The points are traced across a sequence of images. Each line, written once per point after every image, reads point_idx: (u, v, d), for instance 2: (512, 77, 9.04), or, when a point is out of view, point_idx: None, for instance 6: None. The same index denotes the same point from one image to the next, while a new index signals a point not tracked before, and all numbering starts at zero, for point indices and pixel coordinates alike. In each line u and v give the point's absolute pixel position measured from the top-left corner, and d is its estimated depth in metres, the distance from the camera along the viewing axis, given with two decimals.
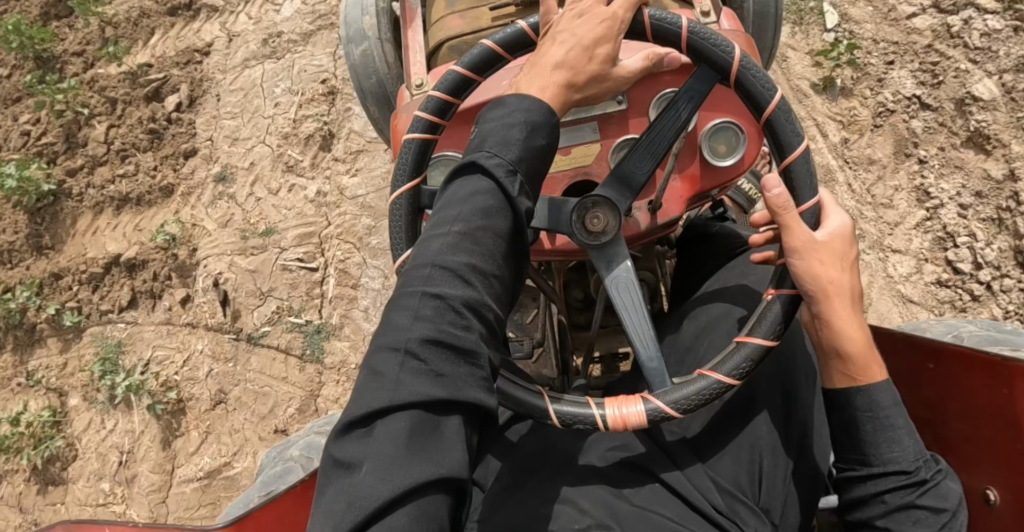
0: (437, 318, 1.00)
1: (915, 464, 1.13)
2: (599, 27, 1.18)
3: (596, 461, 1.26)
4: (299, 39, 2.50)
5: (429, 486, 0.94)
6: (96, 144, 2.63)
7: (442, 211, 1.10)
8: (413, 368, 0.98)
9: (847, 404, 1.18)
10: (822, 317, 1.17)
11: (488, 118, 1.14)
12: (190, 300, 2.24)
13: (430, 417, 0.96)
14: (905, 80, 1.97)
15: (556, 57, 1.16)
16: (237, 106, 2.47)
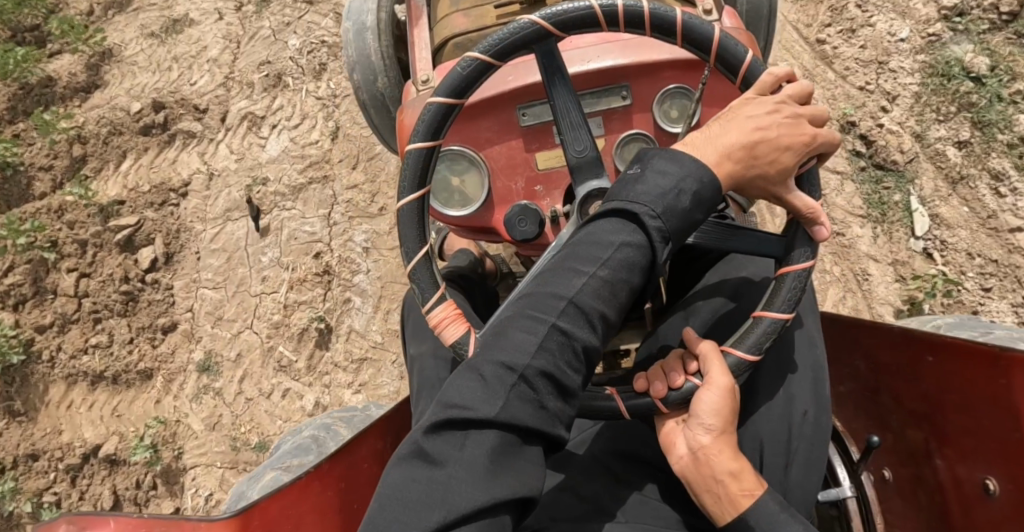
0: (554, 348, 0.98)
1: None
2: (792, 134, 1.07)
3: (608, 456, 1.28)
4: (288, 193, 2.16)
5: (502, 509, 0.92)
6: (66, 300, 2.36)
7: (578, 247, 1.04)
8: (522, 392, 0.95)
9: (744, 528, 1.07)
10: (703, 451, 1.09)
11: (653, 168, 1.03)
12: (178, 514, 2.02)
13: (520, 442, 0.95)
14: (1005, 316, 1.69)
15: (738, 142, 1.05)
16: (219, 274, 2.16)
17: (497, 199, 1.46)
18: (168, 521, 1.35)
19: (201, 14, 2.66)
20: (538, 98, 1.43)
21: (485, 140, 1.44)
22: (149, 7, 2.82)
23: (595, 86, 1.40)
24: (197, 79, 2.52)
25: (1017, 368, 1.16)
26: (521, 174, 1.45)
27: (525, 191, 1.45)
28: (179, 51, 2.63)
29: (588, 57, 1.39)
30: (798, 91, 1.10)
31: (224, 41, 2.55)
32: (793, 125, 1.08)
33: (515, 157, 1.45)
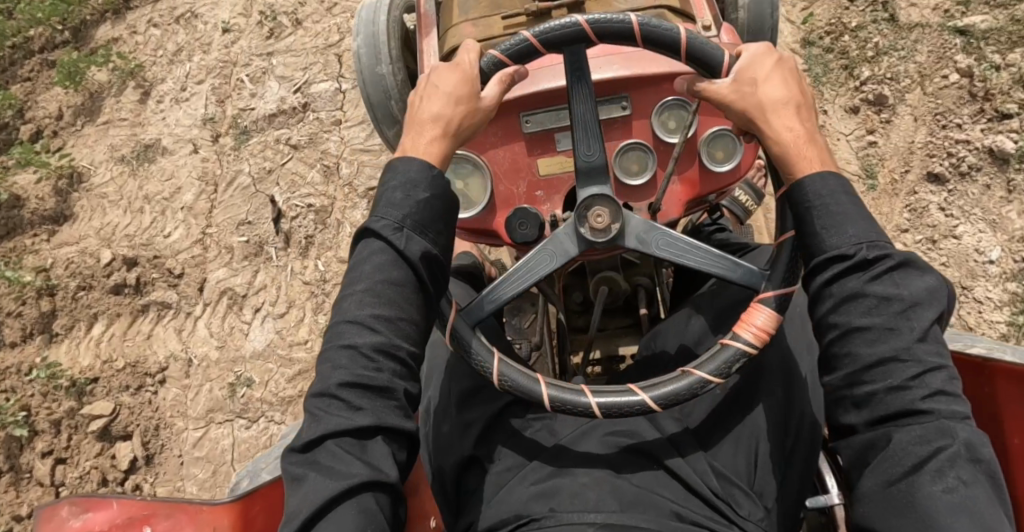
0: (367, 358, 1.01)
1: (857, 245, 0.97)
2: (457, 80, 1.13)
3: (595, 448, 1.11)
4: (278, 404, 1.95)
5: (360, 498, 0.92)
6: (41, 491, 1.98)
7: (350, 275, 1.06)
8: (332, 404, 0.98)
9: (800, 198, 1.03)
10: (774, 140, 1.05)
11: (387, 183, 1.06)
12: None
13: (352, 441, 0.95)
14: None
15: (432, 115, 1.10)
16: (205, 488, 1.94)
17: (498, 203, 1.44)
18: (172, 502, 1.31)
19: (175, 143, 2.38)
20: (545, 108, 1.42)
21: (489, 145, 1.43)
22: (120, 123, 2.55)
23: (598, 96, 1.40)
24: (170, 230, 2.25)
25: (1001, 375, 1.21)
26: (526, 177, 1.44)
27: (526, 194, 1.43)
28: (150, 189, 2.35)
29: (592, 67, 1.39)
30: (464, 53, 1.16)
31: (200, 183, 2.26)
32: (466, 81, 1.13)
33: (519, 162, 1.43)
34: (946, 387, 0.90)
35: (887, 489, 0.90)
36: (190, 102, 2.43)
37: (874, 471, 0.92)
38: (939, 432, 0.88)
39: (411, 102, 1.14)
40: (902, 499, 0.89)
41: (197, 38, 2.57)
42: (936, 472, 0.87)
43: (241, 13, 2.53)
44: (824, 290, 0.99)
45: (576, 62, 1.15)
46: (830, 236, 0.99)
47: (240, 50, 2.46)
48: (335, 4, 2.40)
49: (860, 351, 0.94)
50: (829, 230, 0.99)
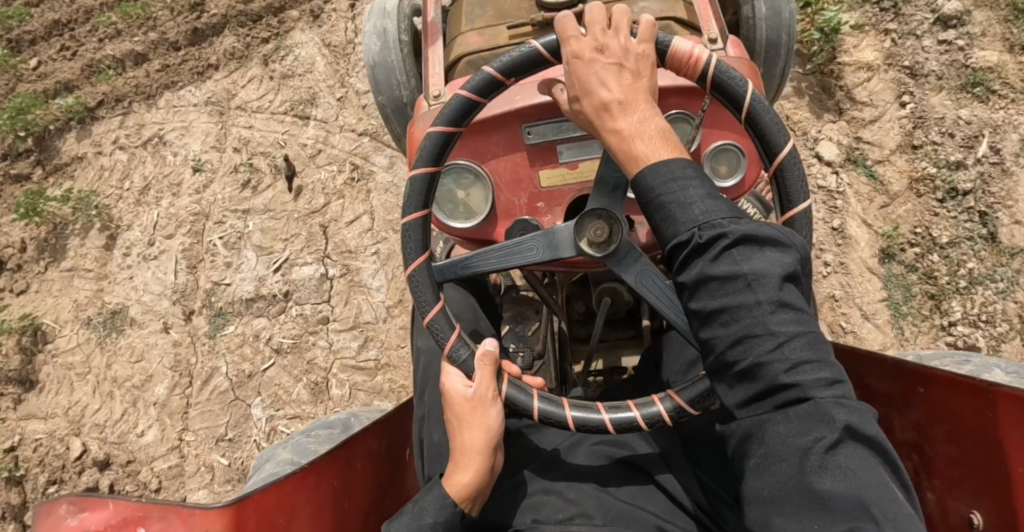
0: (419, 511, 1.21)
1: (692, 230, 0.98)
2: (461, 409, 1.24)
3: (588, 458, 1.35)
4: None
5: None
6: None
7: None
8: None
9: (645, 189, 1.03)
10: (617, 134, 1.07)
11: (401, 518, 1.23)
12: None
13: None
14: None
15: (468, 443, 1.24)
16: None
17: (500, 214, 1.38)
18: (165, 503, 1.20)
19: (144, 313, 2.10)
20: (545, 120, 1.34)
21: (490, 156, 1.37)
22: (85, 274, 2.27)
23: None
24: (140, 428, 2.00)
25: (1007, 401, 1.11)
26: (527, 189, 1.37)
27: (528, 206, 1.38)
28: (117, 369, 2.08)
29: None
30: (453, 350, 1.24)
31: (172, 373, 1.99)
32: (473, 407, 1.24)
33: (521, 173, 1.37)
34: (805, 356, 0.92)
35: (777, 485, 0.92)
36: (158, 260, 2.14)
37: (765, 473, 0.93)
38: (817, 421, 0.90)
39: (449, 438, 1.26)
40: (794, 489, 0.90)
41: (167, 173, 2.27)
42: (821, 467, 0.88)
43: (214, 146, 2.23)
44: (682, 282, 1.00)
45: (457, 263, 1.30)
46: (672, 225, 1.00)
47: (212, 198, 2.14)
48: (320, 151, 2.07)
49: (719, 336, 0.96)
50: (667, 222, 1.01)
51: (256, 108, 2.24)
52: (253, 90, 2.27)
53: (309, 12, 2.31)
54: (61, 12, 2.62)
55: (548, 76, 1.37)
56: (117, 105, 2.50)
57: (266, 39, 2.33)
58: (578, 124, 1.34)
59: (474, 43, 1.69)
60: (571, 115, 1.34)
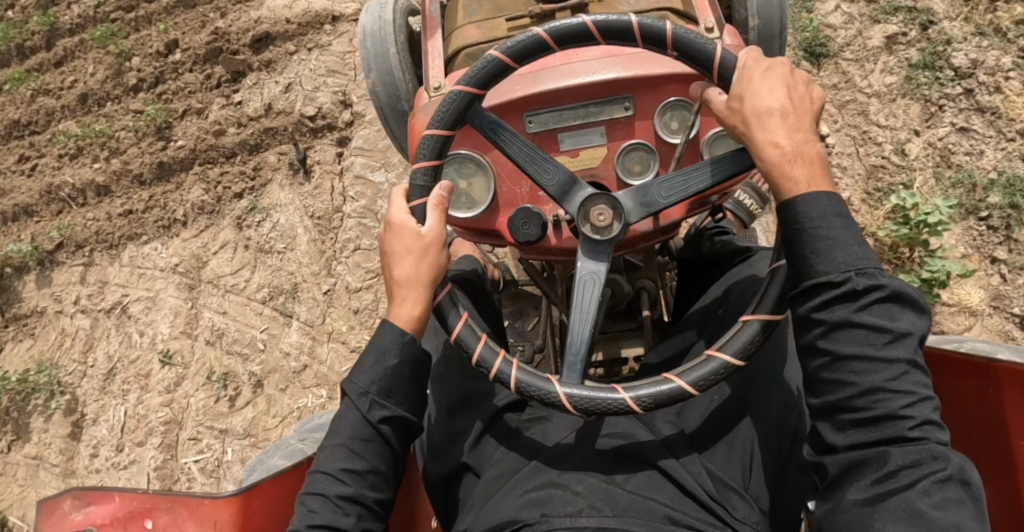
0: (371, 369, 1.07)
1: (848, 272, 0.89)
2: (406, 237, 1.09)
3: (590, 448, 1.12)
4: None
5: None
6: None
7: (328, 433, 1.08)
8: (330, 505, 1.02)
9: (790, 220, 0.94)
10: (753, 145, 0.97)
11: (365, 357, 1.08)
12: None
13: None
14: None
15: (403, 275, 1.09)
16: None
17: (501, 204, 1.25)
18: (173, 494, 1.12)
19: None
20: (545, 108, 1.23)
21: (492, 146, 1.24)
22: (50, 466, 2.00)
23: (596, 97, 1.22)
24: None
25: (1009, 381, 1.05)
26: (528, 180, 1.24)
27: (530, 196, 1.24)
28: None
29: (590, 69, 1.21)
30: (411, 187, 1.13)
31: None
32: (418, 237, 1.09)
33: (522, 165, 1.24)
34: (935, 416, 0.84)
35: (874, 510, 0.83)
36: (129, 470, 1.86)
37: (857, 490, 0.85)
38: (931, 457, 0.82)
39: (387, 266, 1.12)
40: (887, 512, 0.82)
41: (133, 358, 1.97)
42: (927, 492, 0.81)
43: (184, 332, 1.93)
44: (813, 319, 0.91)
45: (487, 123, 1.13)
46: (823, 262, 0.90)
47: (186, 401, 1.87)
48: (306, 367, 1.82)
49: (846, 384, 0.88)
50: (817, 257, 0.91)
51: (230, 287, 1.92)
52: (226, 260, 1.94)
53: (289, 164, 1.98)
54: (21, 109, 2.53)
55: (542, 66, 1.25)
56: (79, 250, 2.20)
57: (240, 195, 2.00)
58: (577, 113, 1.22)
59: (471, 35, 1.57)
60: (575, 103, 1.22)
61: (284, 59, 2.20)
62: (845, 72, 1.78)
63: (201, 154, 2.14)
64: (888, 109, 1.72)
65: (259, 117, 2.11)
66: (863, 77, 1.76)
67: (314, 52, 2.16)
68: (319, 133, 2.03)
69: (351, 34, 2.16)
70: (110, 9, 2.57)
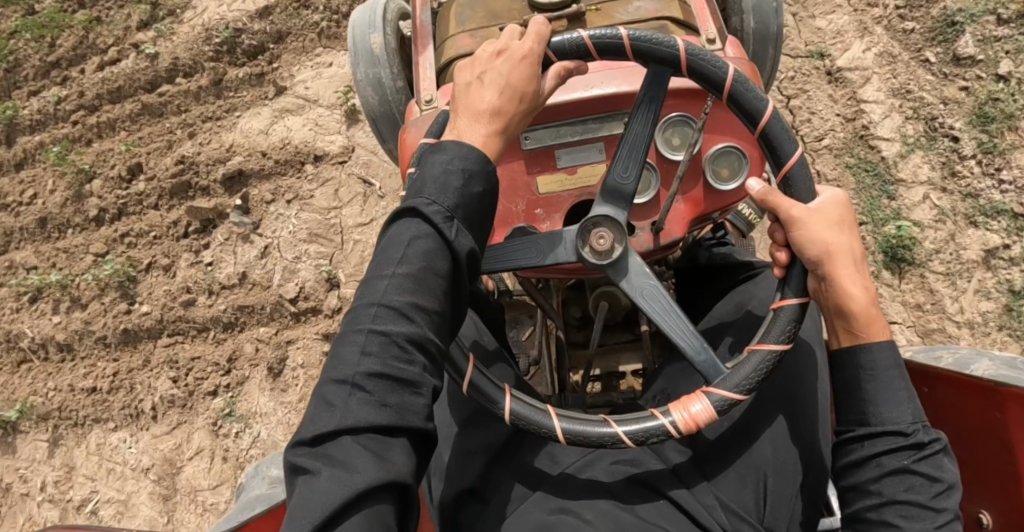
0: (450, 188, 0.97)
1: (914, 426, 0.97)
2: (522, 69, 1.05)
3: (600, 477, 1.08)
4: None
5: (376, 495, 0.83)
6: None
7: (380, 261, 0.97)
8: (381, 343, 0.90)
9: (852, 363, 1.02)
10: (830, 279, 1.02)
11: (428, 163, 0.99)
12: None
13: (376, 442, 0.85)
14: None
15: (488, 105, 1.03)
16: None
17: (497, 223, 1.24)
18: None
19: None
20: (546, 123, 1.22)
21: None
22: None
23: (599, 112, 1.22)
24: None
25: (1012, 402, 1.10)
26: (524, 195, 1.24)
27: (526, 214, 1.24)
28: None
29: (588, 84, 1.22)
30: (532, 36, 1.07)
31: None
32: (526, 61, 1.05)
33: (516, 182, 1.24)
34: None
35: None
36: None
37: None
38: None
39: (467, 82, 1.07)
40: None
41: None
42: None
43: None
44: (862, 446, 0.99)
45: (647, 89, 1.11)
46: (889, 413, 0.98)
47: None
48: None
49: (895, 518, 0.94)
50: (881, 404, 0.98)
51: (210, 504, 1.71)
52: (202, 472, 1.72)
53: (267, 365, 1.75)
54: None
55: None
56: (41, 423, 1.95)
57: (216, 391, 1.77)
58: (576, 128, 1.22)
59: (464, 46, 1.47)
60: (574, 119, 1.22)
61: (260, 206, 1.88)
62: (933, 290, 1.48)
63: (168, 323, 1.86)
64: (980, 344, 1.43)
65: (231, 286, 1.82)
66: (952, 299, 1.47)
67: (293, 205, 1.86)
68: (301, 318, 1.77)
69: (336, 181, 1.86)
70: (71, 107, 2.35)
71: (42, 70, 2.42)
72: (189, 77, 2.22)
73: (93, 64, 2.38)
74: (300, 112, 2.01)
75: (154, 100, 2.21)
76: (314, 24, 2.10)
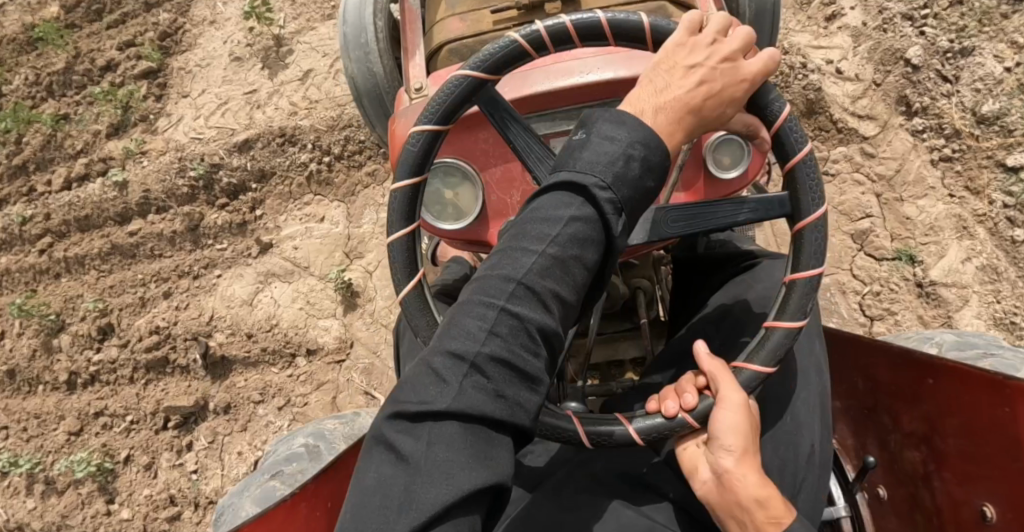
0: (627, 173, 0.79)
1: None
2: (737, 89, 0.86)
3: (603, 476, 0.98)
4: None
5: (473, 498, 0.72)
6: None
7: (523, 223, 0.80)
8: (513, 326, 0.76)
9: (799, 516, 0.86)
10: (720, 451, 0.86)
11: (596, 126, 0.81)
12: None
13: (482, 436, 0.73)
14: None
15: (676, 100, 0.83)
16: None
17: (490, 216, 1.10)
18: None
19: None
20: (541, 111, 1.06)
21: (478, 155, 1.09)
22: None
23: (593, 100, 1.05)
24: None
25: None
26: (519, 187, 1.10)
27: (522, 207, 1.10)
28: None
29: (583, 70, 1.04)
30: (736, 42, 0.87)
31: None
32: (736, 73, 0.86)
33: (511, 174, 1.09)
34: None
35: None
36: None
37: None
38: None
39: (672, 58, 0.85)
40: None
41: None
42: None
43: None
44: None
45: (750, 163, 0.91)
46: None
47: None
48: None
49: None
50: None
51: None
52: None
53: None
54: None
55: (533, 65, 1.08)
56: None
57: None
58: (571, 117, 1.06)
59: (454, 28, 1.33)
60: (568, 106, 1.06)
61: (245, 402, 1.69)
62: None
63: None
64: None
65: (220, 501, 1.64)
66: None
67: (285, 411, 1.66)
68: None
69: (332, 388, 1.65)
70: (38, 230, 2.09)
71: (7, 175, 2.15)
72: (163, 211, 1.94)
73: (60, 179, 2.10)
74: (289, 280, 1.74)
75: (124, 240, 1.94)
76: (302, 165, 1.79)
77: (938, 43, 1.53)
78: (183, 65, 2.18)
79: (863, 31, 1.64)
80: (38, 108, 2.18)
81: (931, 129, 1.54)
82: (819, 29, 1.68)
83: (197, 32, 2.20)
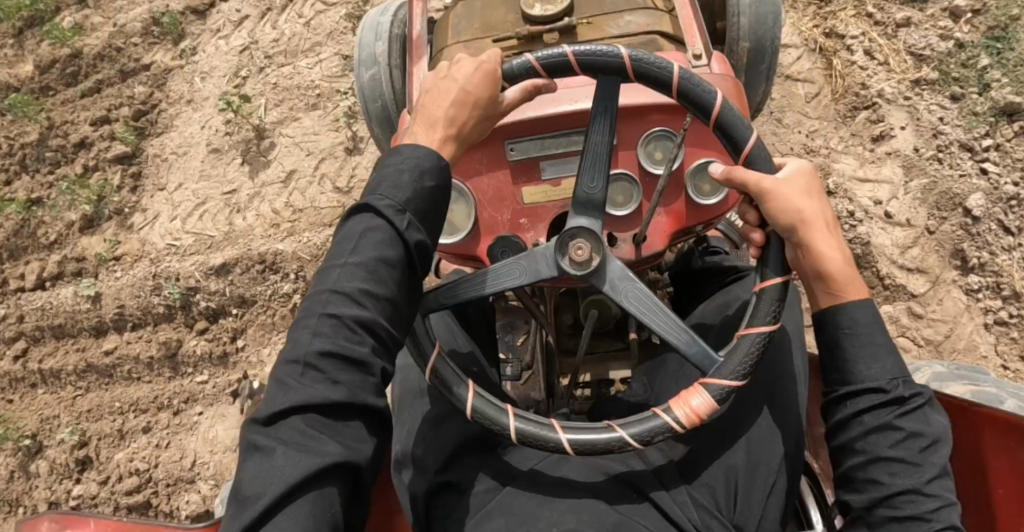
0: (404, 184, 0.81)
1: (893, 383, 0.79)
2: (483, 79, 0.88)
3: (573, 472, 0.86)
4: None
5: (329, 477, 0.71)
6: None
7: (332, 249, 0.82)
8: (333, 324, 0.77)
9: (830, 324, 0.83)
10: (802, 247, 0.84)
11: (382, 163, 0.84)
12: None
13: (324, 421, 0.73)
14: None
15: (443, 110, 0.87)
16: None
17: (479, 232, 1.02)
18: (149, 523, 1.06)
19: None
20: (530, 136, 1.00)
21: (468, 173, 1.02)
22: None
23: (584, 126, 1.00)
24: None
25: (993, 426, 0.88)
26: (509, 206, 1.01)
27: (511, 223, 1.01)
28: None
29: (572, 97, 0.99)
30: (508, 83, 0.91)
31: None
32: (487, 74, 0.88)
33: (501, 192, 1.01)
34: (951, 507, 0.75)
35: None
36: None
37: None
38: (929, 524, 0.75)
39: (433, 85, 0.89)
40: None
41: None
42: None
43: None
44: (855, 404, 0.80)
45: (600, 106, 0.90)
46: (858, 377, 0.80)
47: None
48: None
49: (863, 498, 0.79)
50: (857, 364, 0.81)
51: None
52: None
53: None
54: None
55: None
56: None
57: None
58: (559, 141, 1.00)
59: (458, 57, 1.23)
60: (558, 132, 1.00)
61: None
62: None
63: None
64: None
65: None
66: None
67: None
68: None
69: None
70: (11, 333, 1.91)
71: None
72: (139, 328, 1.79)
73: (34, 272, 1.92)
74: None
75: (100, 360, 1.80)
76: (284, 296, 1.67)
77: (1002, 189, 1.38)
78: (159, 152, 1.99)
79: (916, 160, 1.48)
80: (10, 185, 2.02)
81: (987, 287, 1.37)
82: (865, 152, 1.52)
83: (173, 111, 2.02)
